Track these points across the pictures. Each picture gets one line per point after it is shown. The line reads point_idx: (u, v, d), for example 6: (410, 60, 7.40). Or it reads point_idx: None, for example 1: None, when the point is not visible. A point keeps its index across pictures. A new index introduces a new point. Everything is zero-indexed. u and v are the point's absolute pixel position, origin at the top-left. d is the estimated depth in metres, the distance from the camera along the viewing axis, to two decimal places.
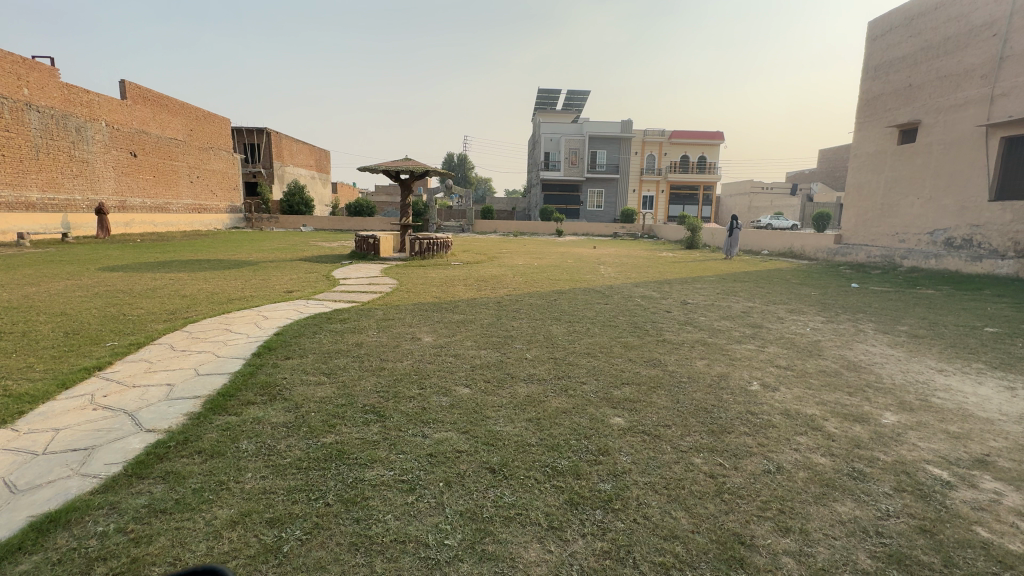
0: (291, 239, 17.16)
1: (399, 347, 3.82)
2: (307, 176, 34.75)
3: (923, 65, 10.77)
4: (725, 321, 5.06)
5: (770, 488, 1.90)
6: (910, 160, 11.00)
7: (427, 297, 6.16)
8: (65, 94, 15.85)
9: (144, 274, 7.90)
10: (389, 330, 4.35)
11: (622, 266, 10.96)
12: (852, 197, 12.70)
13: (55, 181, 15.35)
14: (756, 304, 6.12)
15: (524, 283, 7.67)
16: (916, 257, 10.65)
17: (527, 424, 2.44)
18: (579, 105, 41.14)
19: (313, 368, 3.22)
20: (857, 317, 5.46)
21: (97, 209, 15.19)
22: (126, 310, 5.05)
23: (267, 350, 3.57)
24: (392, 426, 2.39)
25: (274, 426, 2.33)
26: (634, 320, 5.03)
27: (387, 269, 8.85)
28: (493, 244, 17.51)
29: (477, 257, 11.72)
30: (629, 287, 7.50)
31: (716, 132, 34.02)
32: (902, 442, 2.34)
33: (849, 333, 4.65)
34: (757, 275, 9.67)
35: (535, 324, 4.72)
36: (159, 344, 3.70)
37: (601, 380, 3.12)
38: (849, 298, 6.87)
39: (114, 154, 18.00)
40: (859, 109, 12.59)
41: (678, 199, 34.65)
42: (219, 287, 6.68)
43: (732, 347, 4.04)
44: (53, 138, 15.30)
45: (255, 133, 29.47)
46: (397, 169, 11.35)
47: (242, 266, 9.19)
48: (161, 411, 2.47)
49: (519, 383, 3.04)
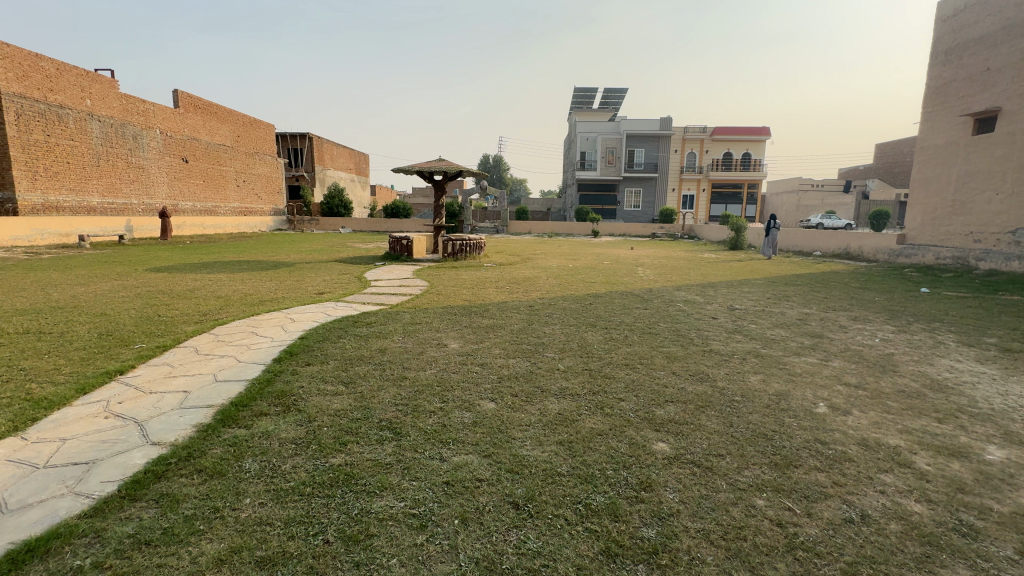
0: (331, 241, 17.31)
1: (424, 354, 3.62)
2: (347, 179, 35.70)
3: (1003, 47, 9.75)
4: (779, 330, 4.60)
5: (855, 545, 1.55)
6: (988, 151, 9.99)
7: (456, 300, 5.96)
8: (123, 104, 16.76)
9: (186, 274, 8.13)
10: (415, 335, 4.16)
11: (661, 268, 10.45)
12: (917, 193, 11.68)
13: (114, 186, 16.28)
14: (813, 311, 5.57)
15: (558, 286, 7.39)
16: (996, 259, 9.64)
17: (557, 448, 2.16)
18: (617, 103, 40.29)
19: (332, 376, 3.06)
20: (933, 326, 4.87)
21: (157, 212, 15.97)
22: (162, 311, 5.12)
23: (289, 355, 3.46)
24: (408, 446, 2.17)
25: (283, 442, 2.17)
26: (675, 327, 4.65)
27: (419, 271, 8.78)
28: (527, 246, 17.29)
29: (510, 259, 11.54)
30: (669, 291, 7.06)
31: (762, 127, 32.47)
32: (1019, 487, 1.90)
33: (928, 346, 4.10)
34: (810, 278, 8.97)
35: (569, 331, 4.41)
36: (184, 347, 3.66)
37: (641, 398, 2.79)
38: (920, 305, 6.20)
39: (167, 160, 18.91)
40: (926, 97, 11.57)
41: (720, 198, 33.38)
42: (253, 288, 6.77)
43: (790, 360, 3.61)
44: (112, 145, 16.21)
45: (297, 138, 30.47)
46: (431, 170, 11.27)
47: (278, 267, 9.35)
48: (171, 422, 2.35)
49: (549, 398, 2.77)
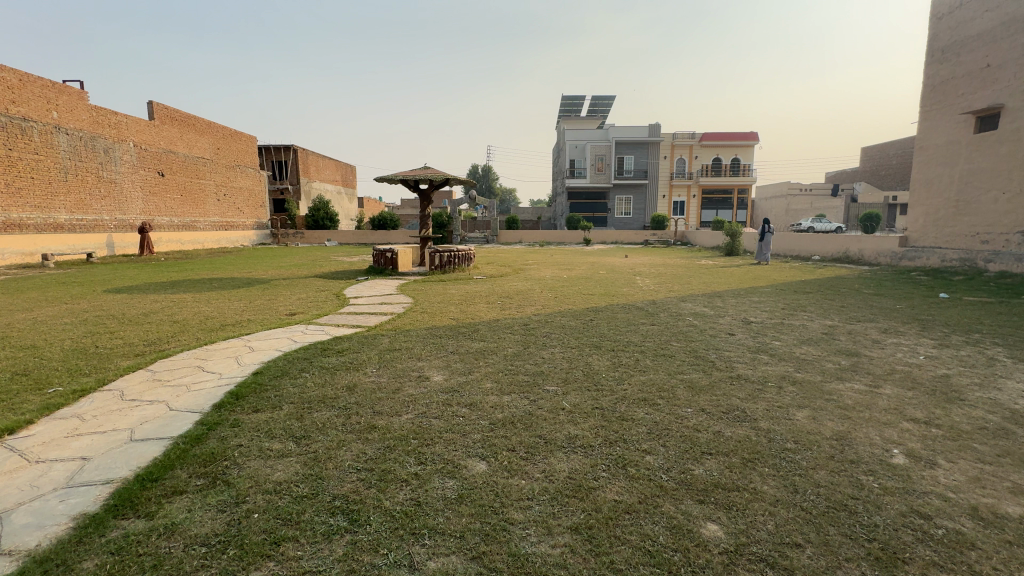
0: (313, 255, 16.62)
1: (400, 392, 3.00)
2: (333, 191, 35.08)
3: (1004, 43, 9.49)
4: (808, 347, 4.07)
5: None
6: (991, 149, 9.70)
7: (442, 318, 5.37)
8: (94, 117, 16.05)
9: (147, 295, 7.44)
10: (392, 366, 3.56)
11: (660, 277, 9.96)
12: (919, 194, 11.36)
13: (83, 203, 15.50)
14: (836, 323, 5.06)
15: (554, 299, 6.84)
16: (1006, 260, 9.26)
17: (574, 540, 1.58)
18: (604, 111, 40.21)
19: (282, 428, 2.44)
20: (975, 338, 4.37)
21: (135, 229, 15.43)
22: (101, 342, 4.45)
23: (235, 399, 2.83)
24: (367, 543, 1.56)
25: (188, 544, 1.55)
26: (691, 346, 4.10)
27: (405, 285, 8.19)
28: (518, 256, 16.74)
29: (501, 270, 11.00)
30: (674, 302, 6.52)
31: (750, 132, 32.45)
32: None
33: (982, 364, 3.57)
34: (818, 284, 8.49)
35: (570, 355, 3.82)
36: (108, 391, 3.01)
37: (671, 450, 2.21)
38: (947, 312, 5.70)
39: (141, 174, 18.15)
40: (924, 96, 11.30)
41: (711, 204, 33.28)
42: (217, 310, 6.10)
43: (834, 388, 3.04)
44: (81, 159, 15.45)
45: (282, 150, 29.86)
46: (415, 178, 10.70)
47: (252, 285, 8.68)
48: (42, 512, 1.72)
49: (556, 453, 2.19)
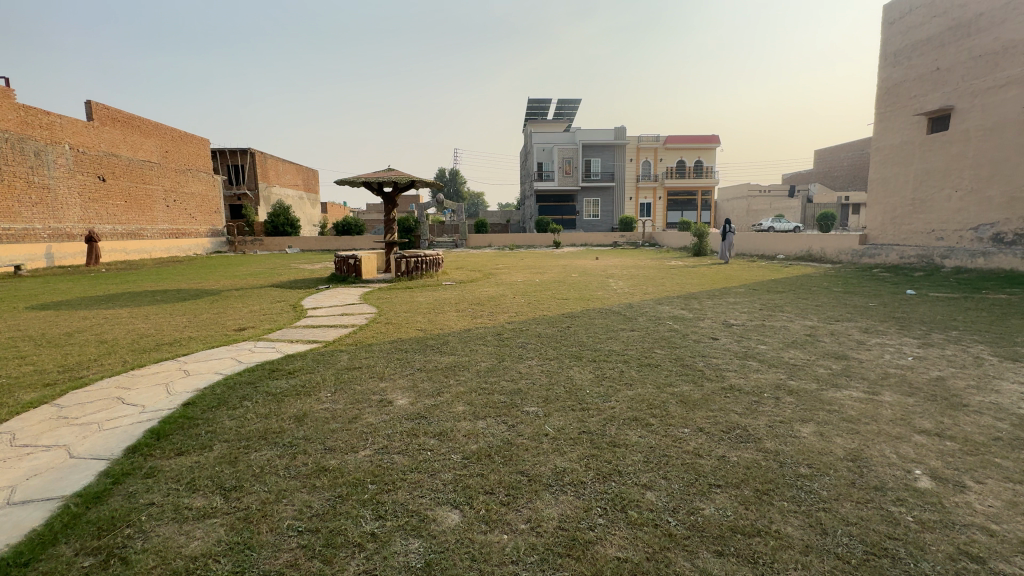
0: (273, 262, 15.84)
1: (357, 421, 2.60)
2: (295, 196, 33.81)
3: (952, 47, 9.85)
4: (796, 351, 3.90)
5: None
6: (944, 149, 10.04)
7: (408, 330, 4.95)
8: (22, 117, 14.70)
9: (75, 312, 6.67)
10: (350, 388, 3.14)
11: (633, 279, 9.85)
12: (877, 193, 11.68)
13: (11, 210, 14.17)
14: (817, 323, 4.95)
15: (527, 304, 6.53)
16: (961, 256, 9.56)
17: None
18: (570, 114, 40.40)
19: (208, 478, 1.99)
20: (955, 336, 4.30)
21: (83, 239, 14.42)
22: (6, 369, 3.83)
23: (155, 440, 2.35)
24: None
25: None
26: (676, 354, 3.86)
27: (369, 294, 7.69)
28: (488, 259, 16.41)
29: (471, 275, 10.62)
30: (650, 305, 6.33)
31: (711, 136, 33.36)
32: None
33: (973, 365, 3.45)
34: (788, 283, 8.52)
35: (549, 368, 3.49)
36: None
37: (674, 483, 1.91)
38: (919, 310, 5.69)
39: (79, 179, 16.79)
40: (878, 98, 11.66)
41: (676, 205, 33.92)
42: (154, 327, 5.48)
43: (833, 397, 2.83)
44: (8, 163, 14.12)
45: (238, 154, 28.50)
46: (378, 181, 10.18)
47: (199, 297, 7.99)
48: None
49: (543, 495, 1.84)
